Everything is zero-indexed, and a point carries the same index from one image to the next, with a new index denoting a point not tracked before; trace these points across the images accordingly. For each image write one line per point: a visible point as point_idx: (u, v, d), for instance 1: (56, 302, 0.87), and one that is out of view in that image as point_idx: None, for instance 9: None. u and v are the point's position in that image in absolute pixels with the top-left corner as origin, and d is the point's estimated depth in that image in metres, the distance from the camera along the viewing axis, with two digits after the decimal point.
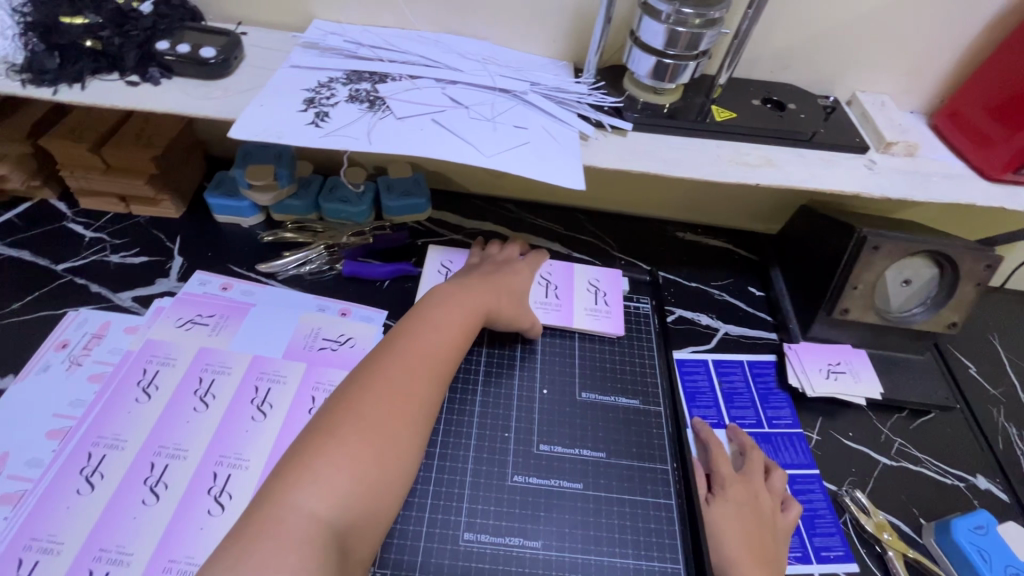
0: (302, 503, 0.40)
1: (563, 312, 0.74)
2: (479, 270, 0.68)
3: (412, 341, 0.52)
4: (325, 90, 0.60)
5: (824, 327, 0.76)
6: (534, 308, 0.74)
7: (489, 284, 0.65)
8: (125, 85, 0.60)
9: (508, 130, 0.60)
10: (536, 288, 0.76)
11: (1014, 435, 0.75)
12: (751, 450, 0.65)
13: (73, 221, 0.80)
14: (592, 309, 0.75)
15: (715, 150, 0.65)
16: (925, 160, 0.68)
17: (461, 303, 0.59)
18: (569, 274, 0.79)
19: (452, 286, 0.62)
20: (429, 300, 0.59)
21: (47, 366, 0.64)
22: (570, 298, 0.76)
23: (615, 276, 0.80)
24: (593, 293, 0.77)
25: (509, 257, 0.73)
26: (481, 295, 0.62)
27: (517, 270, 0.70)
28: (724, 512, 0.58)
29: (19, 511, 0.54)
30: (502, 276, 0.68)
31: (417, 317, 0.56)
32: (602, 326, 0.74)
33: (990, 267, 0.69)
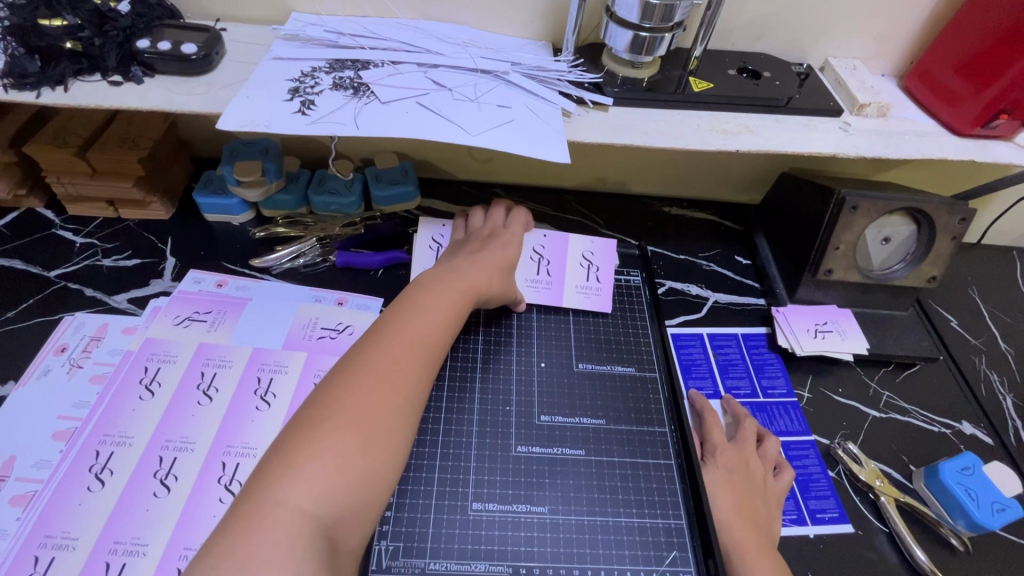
0: (287, 498, 0.40)
1: (553, 291, 0.75)
2: (465, 251, 0.67)
3: (398, 328, 0.52)
4: (309, 80, 0.61)
5: (810, 289, 0.78)
6: (525, 287, 0.75)
7: (478, 267, 0.64)
8: (107, 85, 0.61)
9: (492, 109, 0.61)
10: (527, 266, 0.77)
11: (996, 381, 0.78)
12: (744, 419, 0.67)
13: (62, 228, 0.80)
14: (583, 286, 0.76)
15: (695, 121, 0.66)
16: (897, 120, 0.70)
17: (446, 289, 0.58)
18: (562, 248, 0.80)
19: (436, 272, 0.61)
20: (415, 287, 0.58)
21: (47, 371, 0.65)
22: (562, 276, 0.77)
23: (608, 246, 0.80)
24: (585, 268, 0.78)
25: (493, 228, 0.72)
26: (469, 277, 0.62)
27: (504, 247, 0.69)
28: (716, 476, 0.61)
29: (31, 512, 0.55)
30: (490, 256, 0.66)
31: (401, 307, 0.55)
32: (593, 305, 0.75)
33: (964, 220, 0.71)
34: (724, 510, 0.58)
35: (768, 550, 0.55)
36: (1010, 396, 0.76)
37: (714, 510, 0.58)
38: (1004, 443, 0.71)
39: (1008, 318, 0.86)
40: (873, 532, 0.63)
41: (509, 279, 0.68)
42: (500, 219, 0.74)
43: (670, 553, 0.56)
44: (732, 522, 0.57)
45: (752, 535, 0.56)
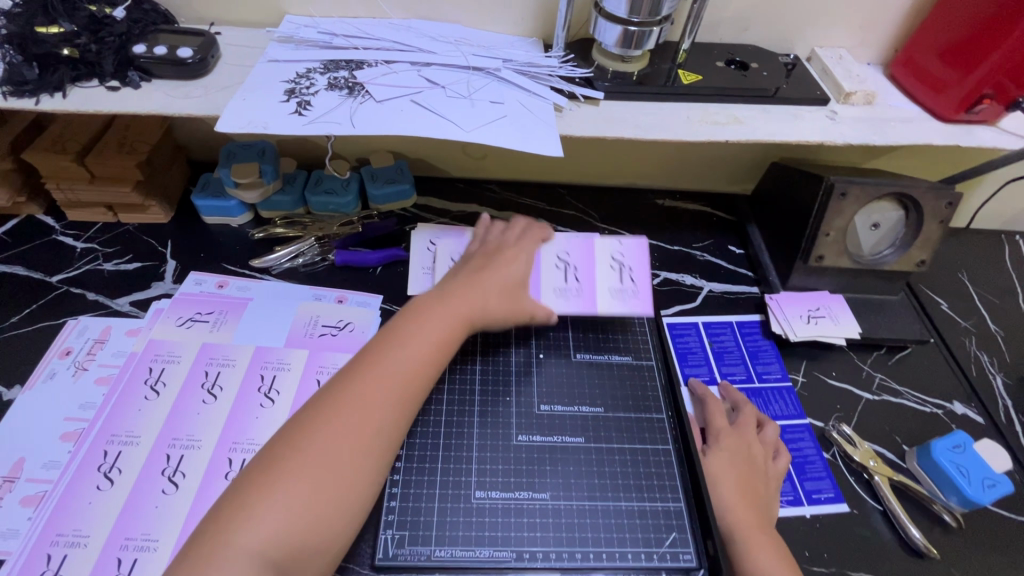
0: (240, 539, 0.42)
1: (586, 298, 0.71)
2: (467, 269, 0.63)
3: (378, 362, 0.51)
4: (305, 81, 0.62)
5: (802, 276, 0.79)
6: (554, 296, 0.71)
7: (477, 289, 0.60)
8: (105, 91, 0.61)
9: (485, 106, 0.62)
10: (554, 274, 0.72)
11: (986, 362, 0.79)
12: (743, 406, 0.68)
13: (63, 234, 0.80)
14: (617, 289, 0.72)
15: (685, 113, 0.67)
16: (883, 108, 0.71)
17: (440, 317, 0.56)
18: (588, 250, 0.75)
19: (432, 297, 0.59)
20: (408, 311, 0.57)
21: (53, 374, 0.66)
22: (593, 281, 0.73)
23: (640, 248, 0.75)
24: (616, 271, 0.74)
25: (503, 241, 0.68)
26: (466, 301, 0.59)
27: (510, 264, 0.65)
28: (716, 461, 0.61)
29: (42, 511, 0.56)
30: (493, 278, 0.62)
31: (387, 336, 0.54)
32: (630, 307, 0.71)
33: (951, 204, 0.73)
34: (724, 493, 0.59)
35: (768, 531, 0.57)
36: (1000, 375, 0.78)
37: (715, 493, 0.59)
38: (994, 421, 0.73)
39: (997, 300, 0.87)
40: (868, 510, 0.65)
41: (518, 296, 0.63)
42: (515, 232, 0.70)
43: (670, 535, 0.57)
44: (731, 502, 0.58)
45: (751, 519, 0.57)
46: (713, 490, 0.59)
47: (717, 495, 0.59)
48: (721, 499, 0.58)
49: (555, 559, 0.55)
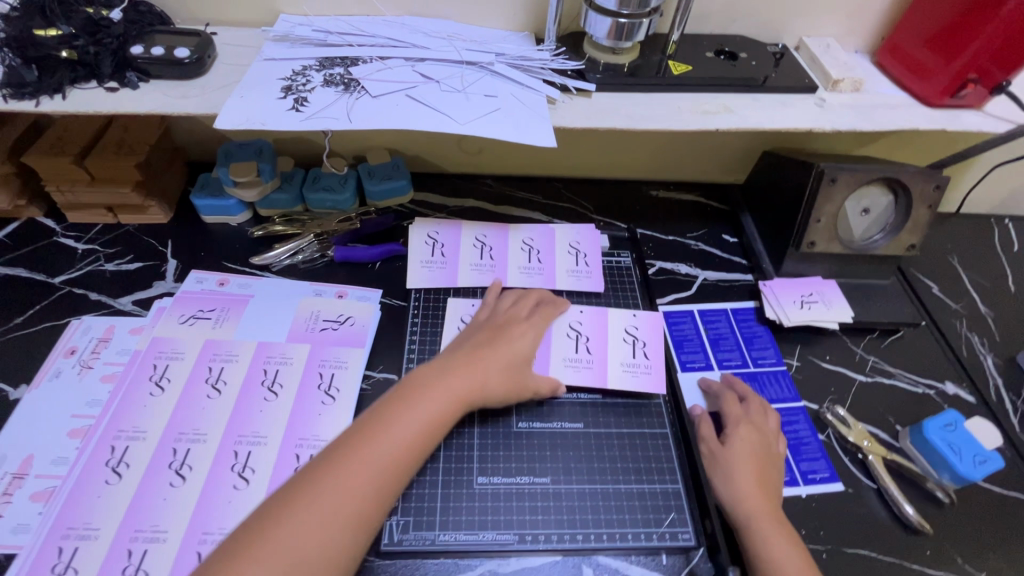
0: None
1: (596, 372, 0.67)
2: (476, 340, 0.62)
3: (370, 438, 0.49)
4: (301, 78, 0.63)
5: (795, 262, 0.80)
6: (564, 367, 0.67)
7: (481, 364, 0.59)
8: (104, 91, 0.62)
9: (479, 99, 0.63)
10: (565, 343, 0.69)
11: (977, 343, 0.81)
12: (749, 396, 0.66)
13: (64, 236, 0.81)
14: (629, 365, 0.69)
15: (676, 103, 0.69)
16: (870, 94, 0.73)
17: (441, 393, 0.54)
18: (601, 321, 0.73)
19: (433, 370, 0.57)
20: (408, 383, 0.55)
21: (59, 372, 0.66)
22: (605, 354, 0.69)
23: (653, 321, 0.74)
24: (629, 345, 0.71)
25: (512, 314, 0.68)
26: (468, 377, 0.57)
27: (518, 338, 0.64)
28: (723, 447, 0.60)
29: (52, 506, 0.57)
30: (500, 354, 0.61)
31: (384, 409, 0.52)
32: (642, 385, 0.67)
33: (939, 188, 0.74)
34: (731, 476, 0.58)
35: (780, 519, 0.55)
36: (990, 354, 0.79)
37: (719, 477, 0.58)
38: (985, 400, 0.74)
39: (986, 283, 0.89)
40: (863, 489, 0.66)
41: (521, 373, 0.62)
42: (524, 305, 0.69)
43: (669, 515, 0.59)
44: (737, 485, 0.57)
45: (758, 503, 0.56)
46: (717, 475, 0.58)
47: (720, 478, 0.58)
48: (726, 483, 0.57)
49: (557, 540, 0.57)
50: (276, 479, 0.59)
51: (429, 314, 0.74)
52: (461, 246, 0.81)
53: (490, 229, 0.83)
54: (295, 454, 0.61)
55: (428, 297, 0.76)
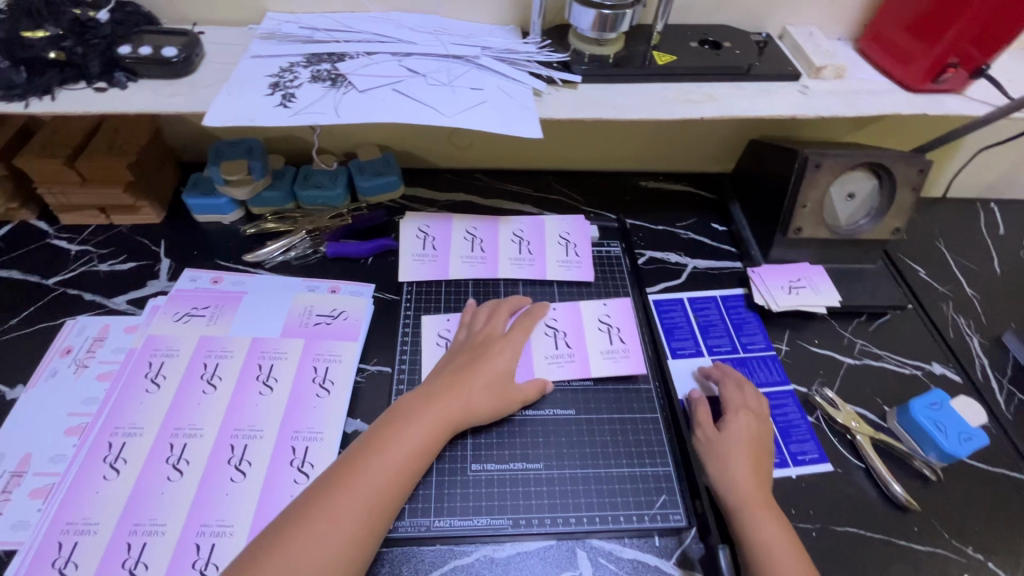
0: None
1: (578, 363, 0.69)
2: (454, 365, 0.63)
3: (357, 471, 0.52)
4: (288, 74, 0.63)
5: (782, 249, 0.81)
6: (546, 364, 0.69)
7: (464, 388, 0.61)
8: (93, 92, 0.63)
9: (465, 92, 0.64)
10: (543, 341, 0.71)
11: (963, 324, 0.82)
12: (744, 384, 0.66)
13: (57, 238, 0.82)
14: (608, 351, 0.71)
15: (661, 92, 0.69)
16: (853, 81, 0.74)
17: (425, 419, 0.57)
18: (574, 314, 0.74)
19: (418, 399, 0.59)
20: (395, 413, 0.58)
21: (55, 372, 0.67)
22: (583, 345, 0.71)
23: (625, 307, 0.76)
24: (605, 332, 0.73)
25: (492, 331, 0.68)
26: (452, 401, 0.59)
27: (498, 357, 0.65)
28: (721, 438, 0.60)
29: (51, 502, 0.57)
30: (478, 378, 0.62)
31: (370, 440, 0.55)
32: (624, 369, 0.69)
33: (922, 171, 0.75)
34: (728, 466, 0.58)
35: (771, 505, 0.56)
36: (976, 335, 0.81)
37: (715, 466, 0.58)
38: (972, 380, 0.75)
39: (972, 265, 0.90)
40: (851, 469, 0.67)
41: (507, 389, 0.63)
42: (499, 315, 0.70)
43: (660, 497, 0.60)
44: (734, 474, 0.57)
45: (754, 495, 0.56)
46: (712, 464, 0.59)
47: (715, 467, 0.58)
48: (722, 473, 0.58)
49: (550, 524, 0.58)
50: (273, 471, 0.60)
51: (421, 308, 0.75)
52: (451, 240, 0.82)
53: (480, 223, 0.84)
54: (291, 447, 0.62)
55: (420, 290, 0.77)
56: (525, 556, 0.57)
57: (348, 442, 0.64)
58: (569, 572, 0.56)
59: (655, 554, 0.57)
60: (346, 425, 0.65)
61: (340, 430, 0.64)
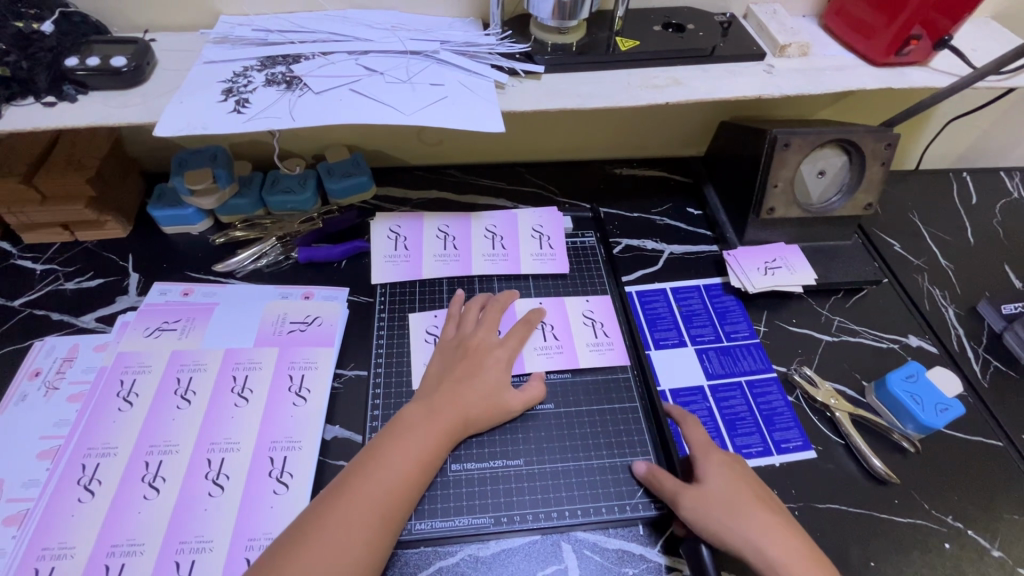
0: None
1: (566, 354, 0.70)
2: (448, 377, 0.62)
3: (361, 484, 0.52)
4: (242, 79, 0.62)
5: (756, 230, 0.81)
6: (536, 355, 0.69)
7: (461, 396, 0.61)
8: (42, 107, 0.61)
9: (425, 88, 0.63)
10: (532, 333, 0.71)
11: (938, 296, 0.82)
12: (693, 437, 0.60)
13: (21, 258, 0.80)
14: (594, 343, 0.72)
15: (625, 79, 0.69)
16: (818, 58, 0.73)
17: (421, 430, 0.57)
18: (560, 309, 0.75)
19: (418, 410, 0.59)
20: (394, 426, 0.58)
21: (24, 396, 0.66)
22: (570, 336, 0.72)
23: (606, 301, 0.77)
24: (591, 326, 0.73)
25: (484, 338, 0.67)
26: (453, 410, 0.60)
27: (492, 368, 0.64)
28: (702, 495, 0.55)
29: (26, 529, 0.56)
30: (473, 391, 0.61)
31: (371, 453, 0.55)
32: (610, 361, 0.70)
33: (890, 145, 0.75)
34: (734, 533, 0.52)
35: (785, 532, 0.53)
36: (951, 306, 0.81)
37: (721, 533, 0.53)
38: (948, 350, 0.76)
39: (945, 236, 0.90)
40: (832, 446, 0.67)
41: (503, 396, 0.63)
42: (489, 320, 0.69)
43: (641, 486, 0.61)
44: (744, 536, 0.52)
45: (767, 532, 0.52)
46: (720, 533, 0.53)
47: (728, 535, 0.52)
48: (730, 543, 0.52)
49: (532, 520, 0.58)
50: (251, 483, 0.60)
51: (396, 309, 0.75)
52: (424, 238, 0.81)
53: (452, 219, 0.83)
54: (269, 457, 0.61)
55: (394, 291, 0.77)
56: (509, 554, 0.57)
57: (328, 449, 0.63)
58: (554, 566, 0.56)
59: (638, 543, 0.58)
60: (325, 432, 0.64)
61: (319, 437, 0.63)
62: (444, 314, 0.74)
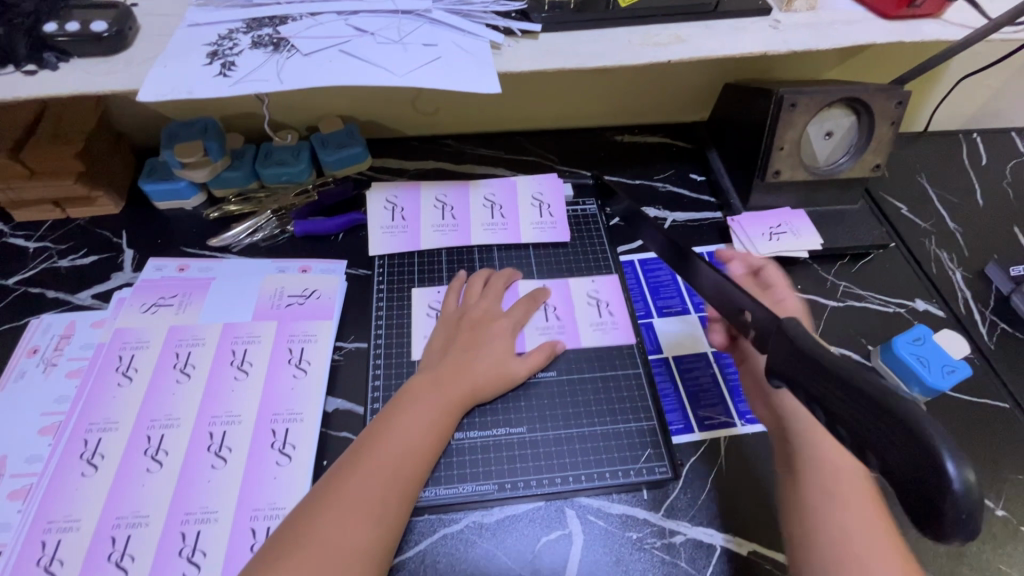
0: None
1: (568, 333, 0.69)
2: (453, 350, 0.63)
3: (377, 449, 0.53)
4: (228, 42, 0.60)
5: (761, 194, 0.79)
6: (537, 335, 0.68)
7: (467, 366, 0.61)
8: (22, 76, 0.59)
9: (418, 49, 0.61)
10: (535, 312, 0.70)
11: (946, 259, 0.81)
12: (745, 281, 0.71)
13: (13, 236, 0.79)
14: (598, 322, 0.70)
15: (626, 37, 0.66)
16: (827, 11, 0.70)
17: (431, 400, 0.57)
18: (563, 289, 0.73)
19: (426, 380, 0.59)
20: (403, 397, 0.58)
21: (23, 373, 0.65)
22: (572, 316, 0.70)
23: (613, 282, 0.74)
24: (595, 307, 0.71)
25: (486, 309, 0.67)
26: (460, 380, 0.60)
27: (496, 337, 0.64)
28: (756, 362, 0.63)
29: (31, 503, 0.56)
30: (479, 361, 0.62)
31: (382, 423, 0.55)
32: (615, 340, 0.69)
33: (900, 103, 0.72)
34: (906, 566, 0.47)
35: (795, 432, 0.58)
36: (959, 270, 0.80)
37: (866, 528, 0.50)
38: (955, 313, 0.75)
39: (955, 199, 0.88)
40: None
41: (510, 364, 0.63)
42: (493, 293, 0.69)
43: (645, 451, 0.60)
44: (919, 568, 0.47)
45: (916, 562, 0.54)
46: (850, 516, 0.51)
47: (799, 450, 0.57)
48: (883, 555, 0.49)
49: (536, 486, 0.58)
50: (254, 455, 0.59)
51: (395, 281, 0.74)
52: (420, 208, 0.79)
53: (450, 189, 0.81)
54: (270, 430, 0.61)
55: (392, 263, 0.75)
56: (513, 520, 0.57)
57: (329, 421, 0.63)
58: (558, 531, 0.56)
59: (643, 508, 0.58)
60: (326, 404, 0.64)
61: (321, 408, 0.63)
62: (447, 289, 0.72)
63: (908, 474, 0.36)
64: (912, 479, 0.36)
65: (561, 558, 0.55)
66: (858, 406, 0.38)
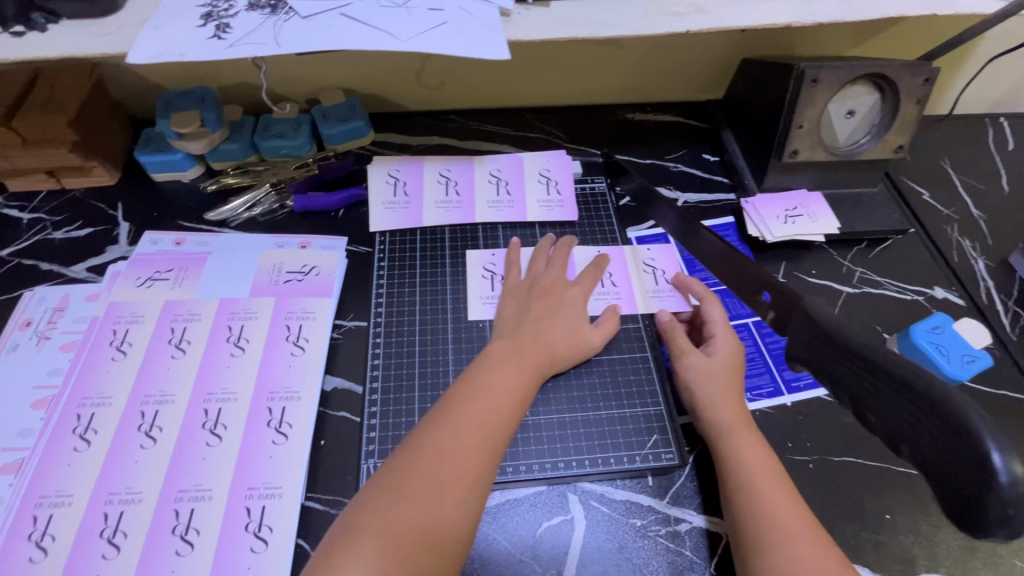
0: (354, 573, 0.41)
1: (624, 300, 0.68)
2: (528, 319, 0.61)
3: (466, 404, 0.51)
4: (223, 3, 0.57)
5: (777, 176, 0.76)
6: (594, 301, 0.67)
7: (541, 333, 0.59)
8: (10, 38, 0.56)
9: (423, 13, 0.58)
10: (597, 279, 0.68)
11: (968, 247, 0.78)
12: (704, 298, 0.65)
13: (7, 206, 0.77)
14: (655, 290, 0.69)
15: (643, 5, 0.62)
16: None
17: (515, 363, 0.56)
18: (619, 257, 0.72)
19: (508, 344, 0.58)
20: (485, 359, 0.56)
21: (16, 346, 0.64)
22: (628, 283, 0.70)
23: (668, 250, 0.73)
24: (651, 274, 0.70)
25: (556, 279, 0.65)
26: (540, 346, 0.58)
27: (567, 307, 0.63)
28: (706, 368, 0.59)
29: (22, 478, 0.55)
30: (555, 331, 0.60)
31: (467, 381, 0.54)
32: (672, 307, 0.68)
33: (928, 81, 0.68)
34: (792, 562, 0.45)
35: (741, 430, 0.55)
36: (981, 258, 0.77)
37: (751, 512, 0.49)
38: (975, 302, 0.73)
39: (979, 184, 0.85)
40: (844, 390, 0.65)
41: (581, 334, 0.62)
42: (559, 261, 0.67)
43: (651, 437, 0.59)
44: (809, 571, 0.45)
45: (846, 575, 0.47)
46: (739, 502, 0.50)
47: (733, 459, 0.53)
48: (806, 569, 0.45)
49: (538, 470, 0.57)
50: (249, 433, 0.58)
51: (395, 259, 0.71)
52: (424, 184, 0.77)
53: (454, 163, 0.79)
54: (267, 408, 0.60)
55: (394, 240, 0.73)
56: (514, 504, 0.56)
57: (328, 400, 0.62)
58: (560, 516, 0.55)
59: (647, 495, 0.56)
60: (325, 383, 0.63)
61: (318, 387, 0.62)
62: (502, 252, 0.72)
63: (951, 464, 0.42)
64: (959, 466, 0.42)
65: (562, 543, 0.53)
66: (906, 405, 0.44)
